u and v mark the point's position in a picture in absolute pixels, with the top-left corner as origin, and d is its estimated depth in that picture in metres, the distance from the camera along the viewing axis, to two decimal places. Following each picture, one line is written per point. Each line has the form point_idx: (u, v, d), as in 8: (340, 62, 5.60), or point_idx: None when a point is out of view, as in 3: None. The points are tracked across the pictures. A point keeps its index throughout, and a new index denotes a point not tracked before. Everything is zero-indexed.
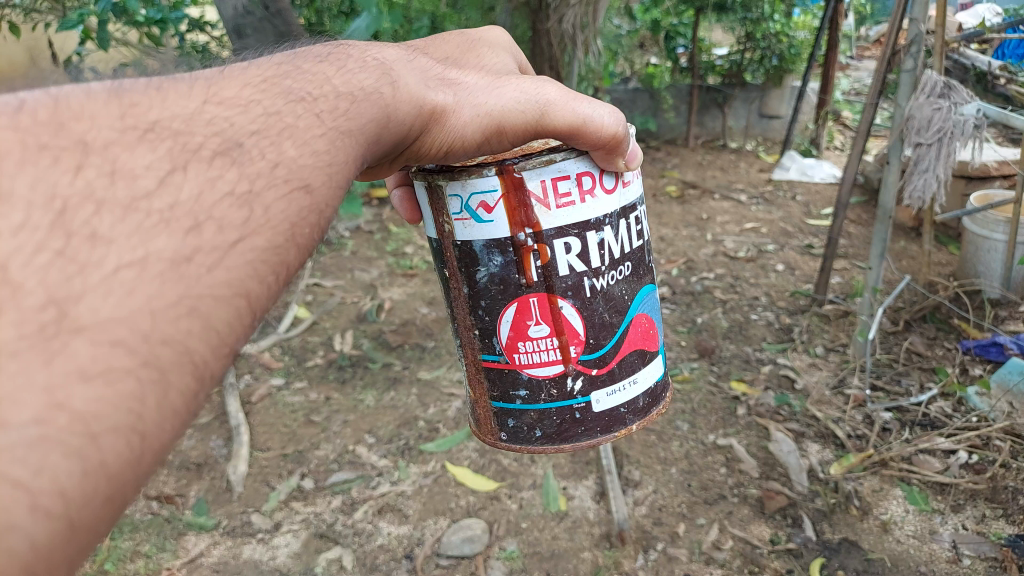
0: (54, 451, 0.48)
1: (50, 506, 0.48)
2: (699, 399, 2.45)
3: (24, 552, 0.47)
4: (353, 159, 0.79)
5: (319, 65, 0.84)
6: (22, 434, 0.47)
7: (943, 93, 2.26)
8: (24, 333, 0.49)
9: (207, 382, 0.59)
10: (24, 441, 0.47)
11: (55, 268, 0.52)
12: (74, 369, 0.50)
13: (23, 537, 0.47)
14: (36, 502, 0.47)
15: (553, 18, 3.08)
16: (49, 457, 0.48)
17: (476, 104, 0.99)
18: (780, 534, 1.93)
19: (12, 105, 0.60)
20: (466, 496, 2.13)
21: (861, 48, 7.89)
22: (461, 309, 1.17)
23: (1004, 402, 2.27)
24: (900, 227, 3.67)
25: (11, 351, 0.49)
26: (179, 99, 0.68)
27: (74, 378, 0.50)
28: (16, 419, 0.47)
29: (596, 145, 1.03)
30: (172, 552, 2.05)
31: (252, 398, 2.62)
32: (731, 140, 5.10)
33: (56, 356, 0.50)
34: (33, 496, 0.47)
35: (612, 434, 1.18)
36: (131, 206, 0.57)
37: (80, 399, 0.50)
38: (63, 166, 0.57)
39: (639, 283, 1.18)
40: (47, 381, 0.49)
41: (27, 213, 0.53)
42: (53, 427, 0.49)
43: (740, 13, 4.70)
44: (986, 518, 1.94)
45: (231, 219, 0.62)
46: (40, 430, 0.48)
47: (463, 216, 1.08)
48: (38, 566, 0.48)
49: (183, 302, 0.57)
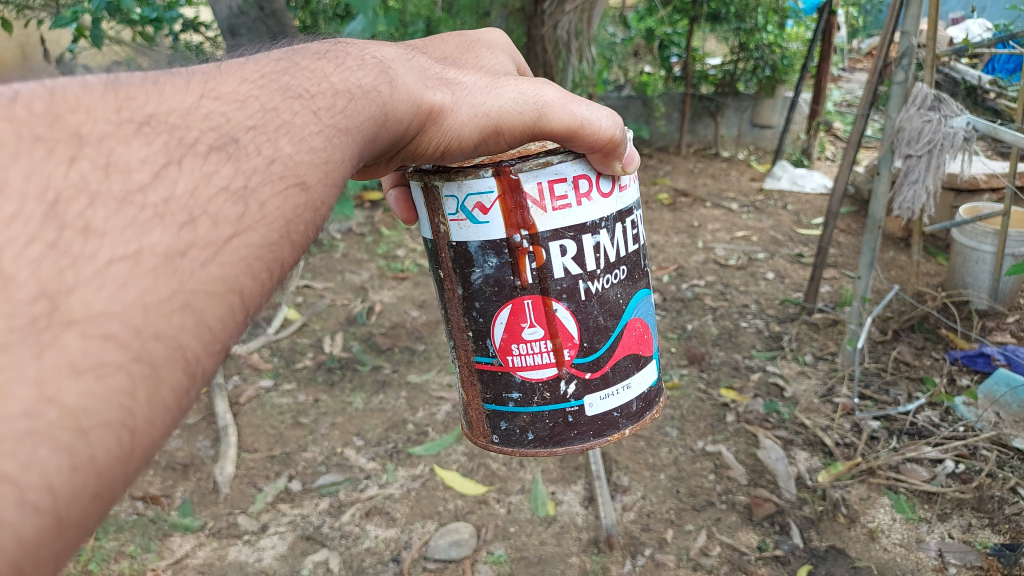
0: (43, 445, 0.48)
1: (38, 502, 0.48)
2: (688, 406, 2.45)
3: (10, 547, 0.46)
4: (349, 157, 0.79)
5: (317, 61, 0.84)
6: (11, 429, 0.47)
7: (933, 106, 2.28)
8: (14, 325, 0.49)
9: (198, 378, 0.59)
10: (13, 434, 0.47)
11: (47, 261, 0.52)
12: (64, 363, 0.50)
13: (10, 532, 0.46)
14: (24, 497, 0.47)
15: (548, 24, 3.09)
16: (37, 451, 0.48)
17: (474, 104, 1.00)
18: (767, 541, 1.94)
19: (5, 95, 0.59)
20: (454, 500, 2.13)
21: (852, 60, 7.95)
22: (455, 310, 1.17)
23: (990, 412, 2.29)
24: (888, 237, 3.70)
25: (2, 343, 0.48)
26: (176, 94, 0.67)
27: (65, 372, 0.50)
28: (6, 413, 0.47)
29: (593, 148, 1.04)
30: (156, 553, 2.03)
31: (240, 399, 2.61)
32: (723, 148, 5.13)
33: (47, 349, 0.50)
34: (21, 491, 0.47)
35: (605, 438, 1.18)
36: (125, 200, 0.57)
37: (70, 393, 0.50)
38: (57, 158, 0.56)
39: (634, 287, 1.18)
40: (37, 375, 0.49)
41: (20, 204, 0.53)
42: (43, 421, 0.48)
43: (734, 23, 4.74)
44: (972, 527, 1.95)
45: (227, 214, 0.62)
46: (29, 425, 0.48)
47: (459, 216, 1.09)
48: (24, 562, 0.47)
49: (177, 297, 0.56)
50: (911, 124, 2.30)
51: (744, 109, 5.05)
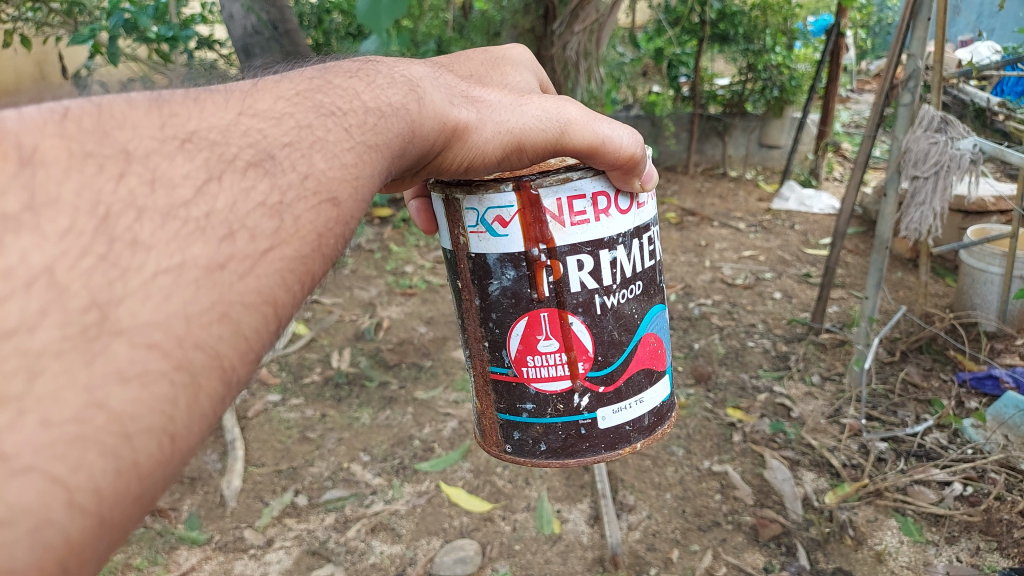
0: (90, 450, 0.50)
1: (85, 503, 0.49)
2: (695, 425, 2.46)
3: (58, 546, 0.48)
4: (379, 172, 0.80)
5: (350, 80, 0.86)
6: (61, 433, 0.49)
7: (939, 127, 2.31)
8: (67, 334, 0.51)
9: (233, 387, 0.60)
10: (63, 438, 0.49)
11: (98, 273, 0.53)
12: (113, 370, 0.52)
13: (59, 531, 0.48)
14: (73, 499, 0.49)
15: (557, 45, 3.10)
16: (85, 456, 0.49)
17: (499, 122, 1.02)
18: (774, 562, 1.93)
19: (57, 112, 0.61)
20: (459, 517, 2.13)
21: (861, 82, 8.00)
22: (472, 320, 1.19)
23: (999, 434, 2.28)
24: (896, 258, 3.72)
25: (54, 351, 0.50)
26: (216, 111, 0.70)
27: (112, 380, 0.51)
28: (58, 417, 0.49)
29: (614, 165, 1.06)
30: (162, 566, 2.04)
31: (247, 413, 2.61)
32: (730, 168, 5.17)
33: (97, 357, 0.51)
34: (70, 493, 0.48)
35: (617, 452, 1.19)
36: (170, 214, 0.59)
37: (117, 400, 0.51)
38: (107, 174, 0.58)
39: (649, 302, 1.19)
40: (87, 382, 0.50)
41: (73, 219, 0.54)
42: (91, 426, 0.50)
43: (742, 44, 4.78)
44: (980, 550, 1.93)
45: (264, 227, 0.64)
46: (79, 429, 0.49)
47: (479, 229, 1.11)
48: (70, 561, 0.49)
49: (216, 308, 0.58)
50: (918, 146, 2.32)
51: (752, 130, 5.10)
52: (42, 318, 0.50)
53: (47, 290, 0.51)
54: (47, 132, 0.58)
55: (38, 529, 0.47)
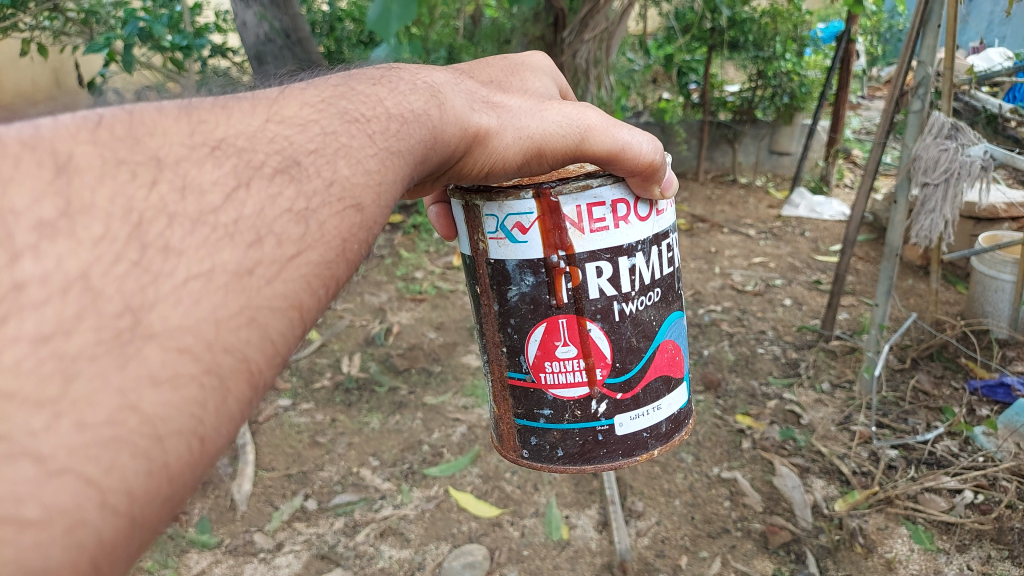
0: (123, 451, 0.51)
1: (118, 504, 0.50)
2: (705, 432, 2.46)
3: (92, 546, 0.49)
4: (401, 178, 0.82)
5: (373, 87, 0.87)
6: (96, 435, 0.50)
7: (950, 134, 2.30)
8: (102, 338, 0.52)
9: (259, 390, 0.62)
10: (97, 440, 0.50)
11: (131, 278, 0.55)
12: (145, 373, 0.53)
13: (92, 531, 0.49)
14: (106, 500, 0.50)
15: (567, 52, 3.12)
16: (118, 457, 0.51)
17: (519, 127, 1.03)
18: (783, 570, 1.93)
19: (90, 119, 0.63)
20: (468, 522, 2.13)
21: (872, 88, 7.99)
22: (491, 326, 1.20)
23: (1011, 443, 2.26)
24: (907, 265, 3.71)
25: (89, 355, 0.51)
26: (243, 117, 0.71)
27: (145, 383, 0.53)
28: (93, 419, 0.50)
29: (633, 171, 1.07)
30: (173, 569, 2.06)
31: (258, 418, 2.64)
32: (740, 175, 5.17)
33: (130, 361, 0.52)
34: (103, 494, 0.50)
35: (635, 458, 1.20)
36: (199, 220, 0.60)
37: (150, 402, 0.53)
38: (139, 181, 0.59)
39: (668, 308, 1.20)
40: (121, 385, 0.52)
41: (106, 225, 0.56)
42: (124, 428, 0.51)
43: (752, 50, 4.78)
44: (991, 559, 1.93)
45: (290, 233, 0.65)
46: (112, 431, 0.51)
47: (498, 235, 1.12)
48: (102, 561, 0.50)
49: (244, 312, 0.60)
50: (928, 153, 2.32)
51: (762, 136, 5.10)
52: (78, 322, 0.52)
53: (82, 295, 0.52)
54: (80, 139, 0.60)
55: (73, 529, 0.48)
